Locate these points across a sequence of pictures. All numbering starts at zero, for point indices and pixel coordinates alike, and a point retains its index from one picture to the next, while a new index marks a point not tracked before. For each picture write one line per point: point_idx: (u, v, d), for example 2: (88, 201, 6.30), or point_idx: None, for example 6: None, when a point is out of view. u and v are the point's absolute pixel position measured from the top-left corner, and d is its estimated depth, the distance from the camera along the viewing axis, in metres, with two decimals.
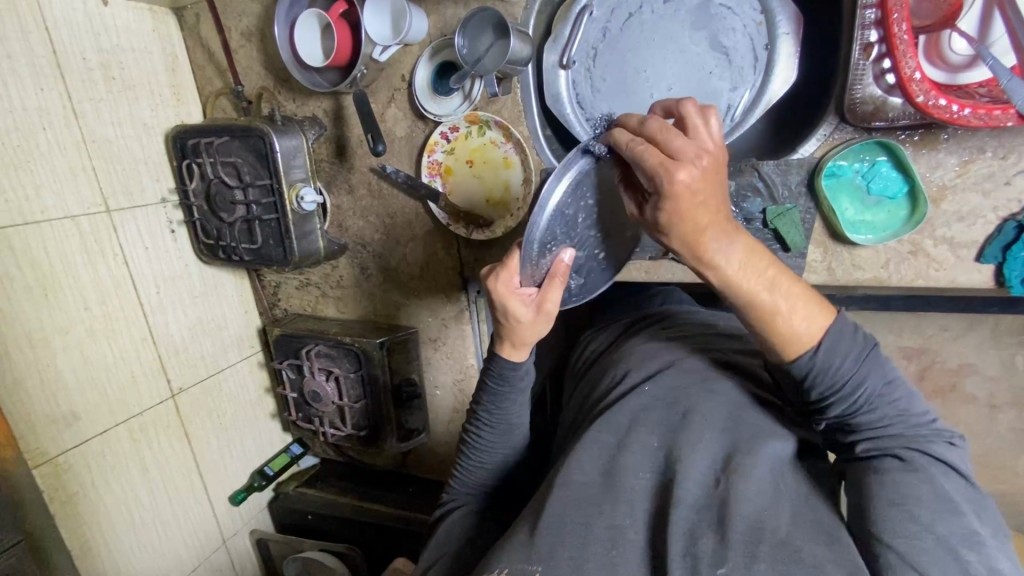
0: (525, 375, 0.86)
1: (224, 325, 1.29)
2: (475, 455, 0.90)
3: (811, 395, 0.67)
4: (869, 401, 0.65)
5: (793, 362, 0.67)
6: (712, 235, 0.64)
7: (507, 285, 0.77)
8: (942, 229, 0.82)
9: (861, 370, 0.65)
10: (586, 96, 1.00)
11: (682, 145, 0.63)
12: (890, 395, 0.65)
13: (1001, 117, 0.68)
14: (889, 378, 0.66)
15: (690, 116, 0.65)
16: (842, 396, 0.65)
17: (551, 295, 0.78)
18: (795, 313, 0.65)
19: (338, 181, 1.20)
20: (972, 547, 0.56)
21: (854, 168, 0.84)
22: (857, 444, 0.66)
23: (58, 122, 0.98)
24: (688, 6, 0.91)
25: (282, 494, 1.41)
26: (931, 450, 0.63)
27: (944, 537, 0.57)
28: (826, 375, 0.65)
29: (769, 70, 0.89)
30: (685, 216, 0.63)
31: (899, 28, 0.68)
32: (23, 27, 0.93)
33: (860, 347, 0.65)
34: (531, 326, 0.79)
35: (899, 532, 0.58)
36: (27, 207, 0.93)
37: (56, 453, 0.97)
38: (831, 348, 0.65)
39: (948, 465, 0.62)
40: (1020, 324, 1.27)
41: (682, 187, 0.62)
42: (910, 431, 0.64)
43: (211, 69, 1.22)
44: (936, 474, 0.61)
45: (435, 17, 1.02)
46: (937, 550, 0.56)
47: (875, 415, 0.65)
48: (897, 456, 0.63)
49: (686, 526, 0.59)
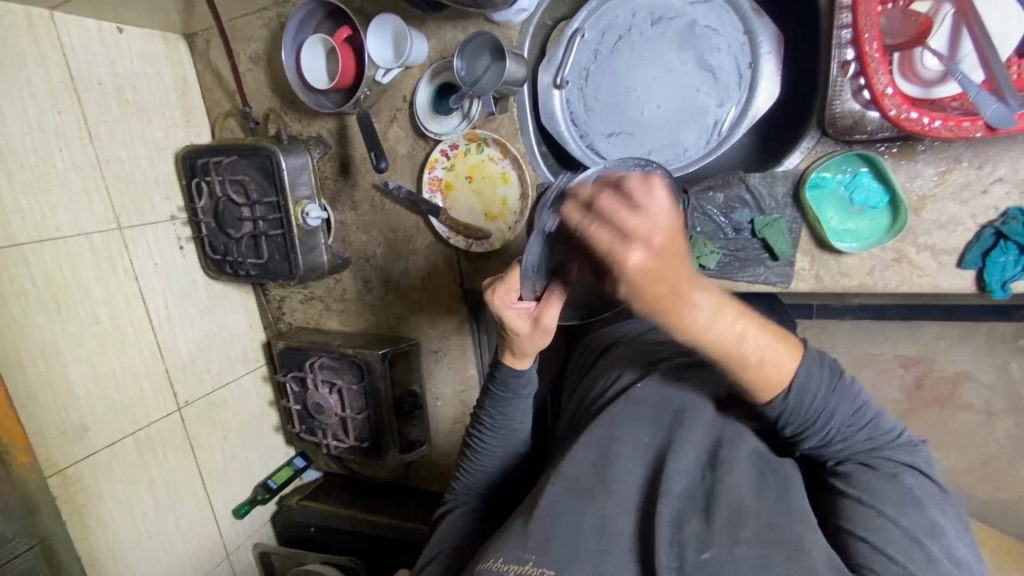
0: (528, 382, 0.89)
1: (231, 338, 1.32)
2: (476, 459, 0.92)
3: (786, 431, 0.68)
4: (842, 427, 0.66)
5: (768, 405, 0.67)
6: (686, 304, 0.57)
7: (503, 299, 0.80)
8: (923, 236, 0.85)
9: (829, 404, 0.66)
10: (579, 114, 1.04)
11: (635, 229, 0.54)
12: (860, 422, 0.66)
13: (970, 128, 0.71)
14: (858, 404, 0.67)
15: (636, 189, 0.55)
16: (816, 429, 0.66)
17: (549, 310, 0.80)
18: (766, 363, 0.64)
19: (342, 198, 1.24)
20: (934, 538, 0.59)
21: (836, 179, 0.88)
22: (828, 461, 0.68)
23: (74, 142, 1.03)
24: (674, 29, 0.96)
25: (284, 507, 1.42)
26: (898, 459, 0.65)
27: (923, 524, 0.60)
28: (799, 414, 0.66)
29: (752, 88, 0.93)
30: (644, 295, 0.56)
31: (871, 46, 0.73)
32: (43, 56, 0.99)
33: (828, 374, 0.67)
34: (531, 337, 0.82)
35: (864, 522, 0.60)
36: (43, 225, 0.97)
37: (66, 463, 0.99)
38: (800, 391, 0.65)
39: (921, 471, 0.65)
40: (1012, 332, 1.30)
41: (637, 272, 0.54)
42: (880, 445, 0.66)
43: (221, 92, 1.27)
44: (910, 479, 0.63)
45: (434, 41, 1.07)
46: (903, 539, 0.58)
47: (844, 441, 0.67)
48: (865, 466, 0.66)
49: (673, 516, 0.61)
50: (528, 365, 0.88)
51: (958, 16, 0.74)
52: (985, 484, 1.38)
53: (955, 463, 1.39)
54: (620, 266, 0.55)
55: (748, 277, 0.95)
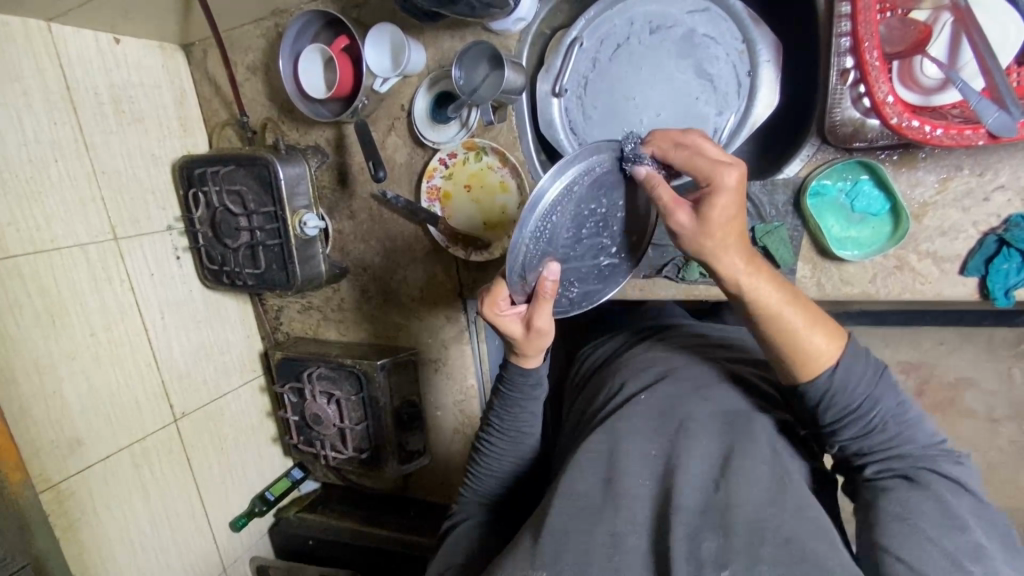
0: (539, 383, 0.88)
1: (228, 348, 1.31)
2: (485, 464, 0.91)
3: (825, 419, 0.68)
4: (881, 424, 0.66)
5: (811, 383, 0.67)
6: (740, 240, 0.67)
7: (492, 310, 0.78)
8: (925, 243, 0.84)
9: (874, 393, 0.67)
10: (578, 122, 1.04)
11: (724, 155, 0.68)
12: (903, 418, 0.67)
13: (972, 136, 0.71)
14: (900, 400, 0.67)
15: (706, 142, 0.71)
16: (857, 417, 0.66)
17: (540, 313, 0.78)
18: (816, 333, 0.67)
19: (340, 207, 1.24)
20: (976, 560, 0.57)
21: (837, 186, 0.87)
22: (867, 467, 0.67)
23: (70, 154, 1.02)
24: (673, 37, 0.96)
25: (283, 520, 1.40)
26: (937, 467, 0.64)
27: (956, 543, 0.58)
28: (842, 397, 0.67)
29: (752, 96, 0.93)
30: (718, 219, 0.66)
31: (871, 55, 0.73)
32: (39, 67, 0.98)
33: (873, 367, 0.68)
34: (528, 340, 0.81)
35: (904, 544, 0.58)
36: (38, 237, 0.97)
37: (60, 478, 0.98)
38: (848, 370, 0.66)
39: (957, 483, 0.63)
40: (1014, 337, 1.29)
41: (727, 189, 0.65)
42: (920, 450, 0.66)
43: (218, 101, 1.26)
44: (945, 491, 0.62)
45: (432, 51, 1.07)
46: (944, 561, 0.57)
47: (886, 437, 0.66)
48: (908, 477, 0.64)
49: (687, 531, 0.59)
50: (537, 363, 0.86)
51: (957, 24, 0.74)
52: (987, 491, 1.37)
53: None
54: (714, 177, 0.66)
55: None
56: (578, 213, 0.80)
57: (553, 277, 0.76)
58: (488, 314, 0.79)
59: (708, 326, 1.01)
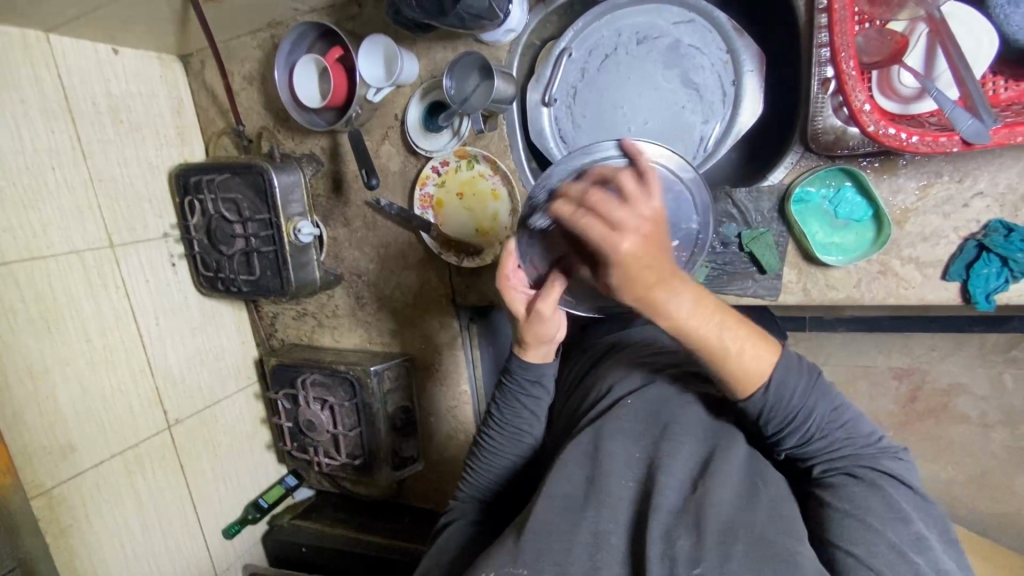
0: (540, 380, 0.90)
1: (222, 354, 1.32)
2: (484, 460, 0.92)
3: (767, 429, 0.68)
4: (819, 429, 0.67)
5: (748, 401, 0.67)
6: (661, 293, 0.62)
7: (505, 282, 0.86)
8: (907, 249, 0.86)
9: (808, 402, 0.66)
10: (568, 131, 1.06)
11: (623, 216, 0.60)
12: (837, 421, 0.67)
13: (947, 143, 0.72)
14: (835, 403, 0.68)
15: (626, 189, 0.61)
16: (797, 426, 0.66)
17: (544, 299, 0.83)
18: (744, 354, 0.65)
19: (335, 214, 1.25)
20: (920, 551, 0.58)
21: (821, 193, 0.89)
22: (814, 469, 0.68)
23: (67, 161, 1.04)
24: (660, 48, 0.98)
25: (276, 526, 1.40)
26: (878, 465, 0.64)
27: (917, 540, 0.59)
28: (779, 410, 0.66)
29: (737, 104, 0.95)
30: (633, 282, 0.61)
31: (847, 65, 0.74)
32: (38, 77, 1.00)
33: (807, 375, 0.67)
34: (528, 324, 0.85)
35: (855, 539, 0.59)
36: (33, 243, 0.98)
37: (52, 484, 0.98)
38: (781, 385, 0.66)
39: (900, 478, 0.64)
40: (1004, 342, 1.30)
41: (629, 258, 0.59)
42: (858, 450, 0.66)
43: (215, 110, 1.28)
44: (889, 486, 0.63)
45: (425, 61, 1.09)
46: (890, 555, 0.57)
47: (825, 440, 0.67)
48: (852, 475, 0.65)
49: (665, 530, 0.60)
50: (539, 361, 0.89)
51: (933, 35, 0.76)
52: (981, 497, 1.37)
53: (951, 475, 1.38)
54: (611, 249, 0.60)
55: (736, 290, 0.95)
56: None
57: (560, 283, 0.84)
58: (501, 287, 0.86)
59: None
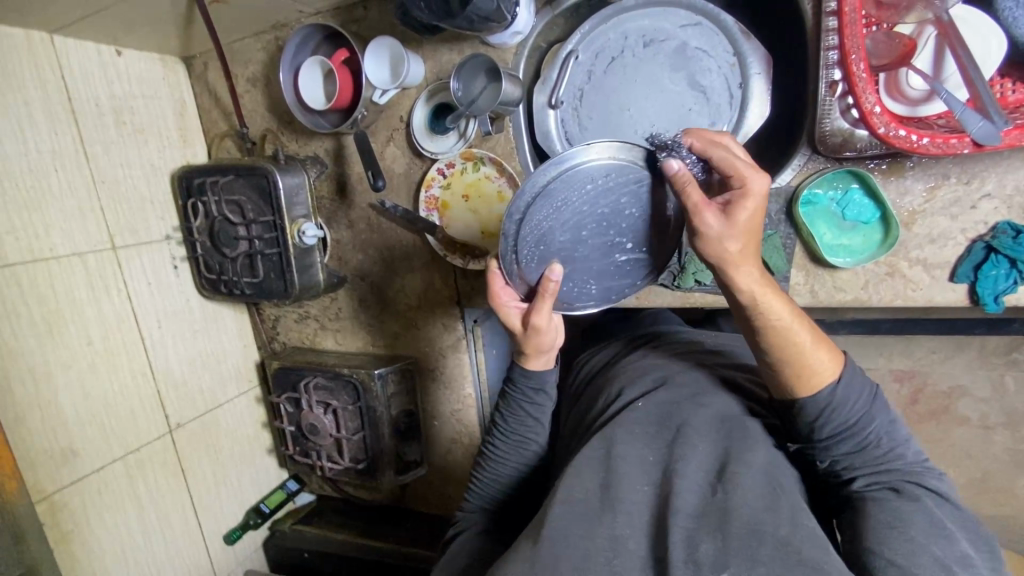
0: (544, 388, 0.89)
1: (224, 357, 1.31)
2: (490, 469, 0.92)
3: (821, 433, 0.69)
4: (875, 440, 0.67)
5: (813, 397, 0.68)
6: (754, 251, 0.68)
7: (496, 300, 0.85)
8: (915, 251, 0.86)
9: (868, 411, 0.68)
10: (574, 133, 1.06)
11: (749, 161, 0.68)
12: (891, 436, 0.68)
13: (957, 145, 0.73)
14: (892, 418, 0.69)
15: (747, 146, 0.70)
16: (854, 431, 0.67)
17: (538, 310, 0.81)
18: (820, 349, 0.69)
19: (338, 216, 1.25)
20: (966, 567, 0.58)
21: (829, 196, 0.89)
22: (855, 481, 0.67)
23: (70, 163, 1.03)
24: (667, 50, 0.99)
25: (277, 532, 1.39)
26: (924, 482, 0.65)
27: (948, 550, 0.58)
28: (839, 413, 0.67)
29: (744, 107, 0.95)
30: (750, 221, 0.67)
31: (858, 67, 0.75)
32: (41, 78, 0.99)
33: (868, 388, 0.69)
34: (526, 336, 0.84)
35: (898, 549, 0.58)
36: (36, 245, 0.97)
37: (53, 489, 0.97)
38: (847, 388, 0.68)
39: (941, 496, 0.64)
40: (1005, 345, 1.30)
41: (760, 193, 0.66)
42: (905, 467, 0.67)
43: (217, 112, 1.28)
44: (932, 503, 0.63)
45: (431, 63, 1.09)
46: (934, 567, 0.57)
47: (879, 452, 0.67)
48: (897, 488, 0.65)
49: (684, 534, 0.59)
50: (543, 367, 0.89)
51: (941, 38, 0.76)
52: (982, 499, 1.37)
53: (952, 477, 1.39)
54: (744, 182, 0.67)
55: None
56: (586, 210, 0.81)
57: (557, 277, 0.80)
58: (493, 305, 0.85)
59: (705, 334, 1.02)
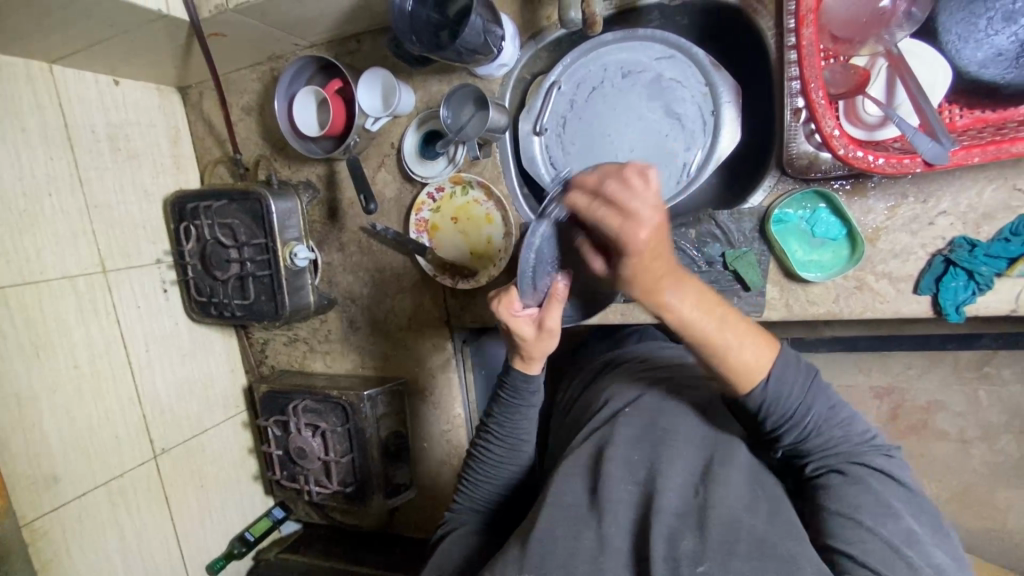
0: (537, 391, 0.90)
1: (212, 382, 1.30)
2: (482, 470, 0.93)
3: (765, 425, 0.71)
4: (815, 426, 0.69)
5: (748, 394, 0.70)
6: (668, 281, 0.66)
7: (508, 310, 0.82)
8: (881, 265, 0.91)
9: (807, 397, 0.70)
10: (559, 158, 1.11)
11: (639, 207, 0.59)
12: (834, 418, 0.70)
13: (910, 164, 0.78)
14: (833, 402, 0.71)
15: (625, 190, 0.59)
16: (794, 423, 0.69)
17: (551, 314, 0.82)
18: (744, 348, 0.68)
19: (330, 240, 1.27)
20: (911, 544, 0.61)
21: (798, 214, 0.94)
22: (807, 466, 0.71)
23: (65, 187, 1.05)
24: (643, 81, 1.05)
25: (263, 561, 1.35)
26: (870, 463, 0.67)
27: (895, 529, 0.61)
28: (777, 406, 0.69)
29: (716, 132, 1.01)
30: (643, 270, 0.64)
31: (817, 95, 0.80)
32: (40, 106, 1.02)
33: (804, 374, 0.70)
34: (538, 341, 0.84)
35: (849, 538, 0.62)
36: (28, 267, 0.98)
37: (34, 515, 0.95)
38: (779, 379, 0.69)
39: (889, 477, 0.66)
40: (976, 359, 1.36)
41: (641, 247, 0.61)
42: (850, 449, 0.69)
43: (211, 140, 1.31)
44: (879, 484, 0.65)
45: (421, 92, 1.14)
46: (880, 548, 0.60)
47: (821, 438, 0.69)
48: (841, 471, 0.68)
49: (667, 532, 0.61)
50: (540, 368, 0.89)
51: (892, 69, 0.84)
52: (967, 513, 1.40)
53: (936, 491, 1.42)
54: (627, 240, 0.61)
55: None
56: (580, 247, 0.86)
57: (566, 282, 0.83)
58: (506, 316, 0.81)
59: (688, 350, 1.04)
